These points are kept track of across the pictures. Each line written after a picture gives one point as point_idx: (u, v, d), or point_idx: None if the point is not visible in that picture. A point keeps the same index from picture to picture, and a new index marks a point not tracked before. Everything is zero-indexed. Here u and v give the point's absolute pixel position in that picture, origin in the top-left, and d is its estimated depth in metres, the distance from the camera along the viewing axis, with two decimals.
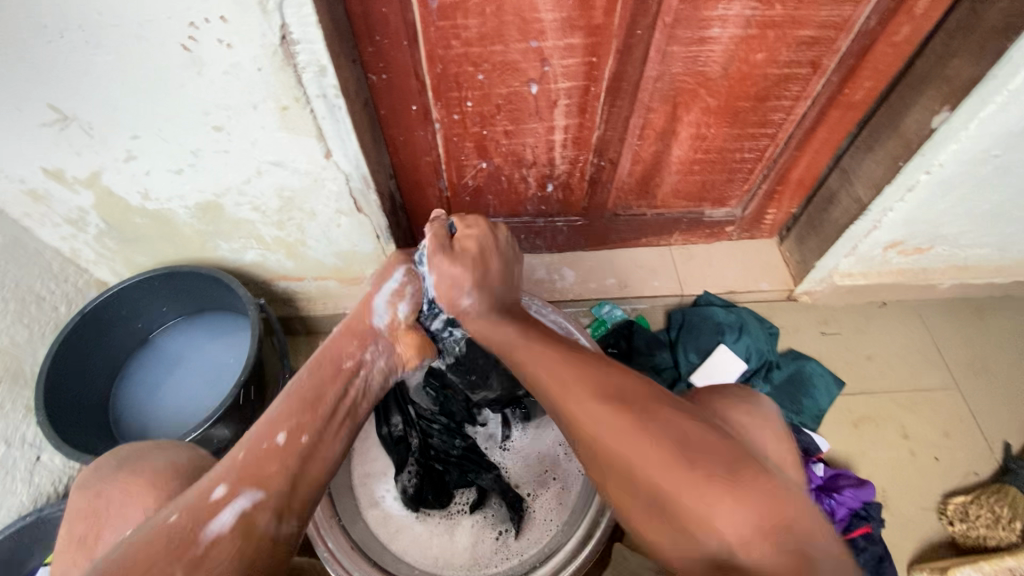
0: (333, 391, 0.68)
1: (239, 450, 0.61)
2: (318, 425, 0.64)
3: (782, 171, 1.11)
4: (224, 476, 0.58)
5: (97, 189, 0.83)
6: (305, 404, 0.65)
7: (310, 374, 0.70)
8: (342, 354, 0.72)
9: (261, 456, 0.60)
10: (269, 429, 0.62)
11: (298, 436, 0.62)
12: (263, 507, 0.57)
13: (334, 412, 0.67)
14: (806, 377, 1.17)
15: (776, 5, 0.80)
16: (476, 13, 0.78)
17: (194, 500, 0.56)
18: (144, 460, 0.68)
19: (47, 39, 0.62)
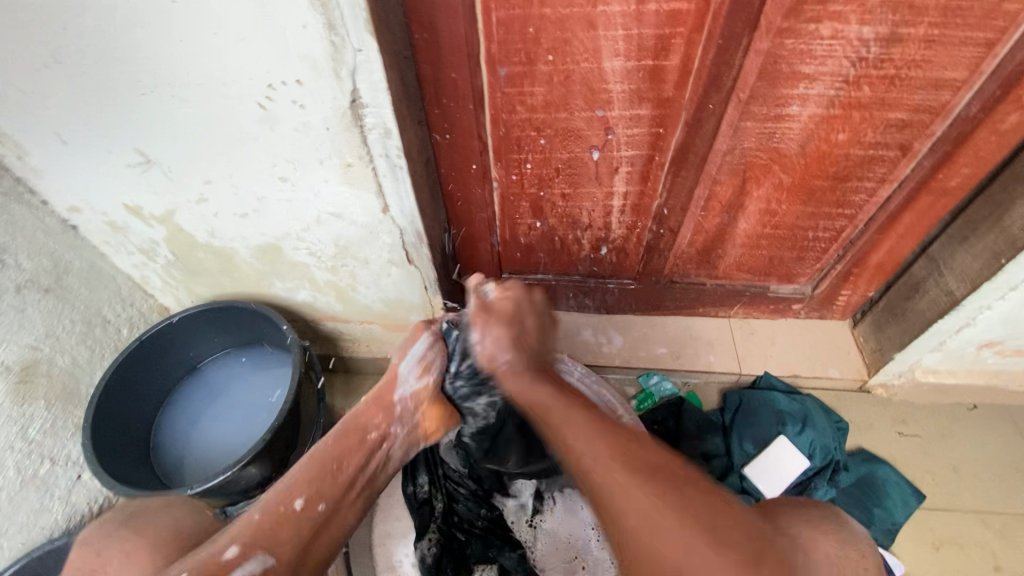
0: (360, 460, 0.71)
1: (254, 512, 0.62)
2: (335, 493, 0.67)
3: (861, 253, 1.03)
4: (239, 536, 0.60)
5: (170, 225, 0.87)
6: (324, 471, 0.67)
7: (334, 440, 0.70)
8: (368, 422, 0.73)
9: (274, 522, 0.62)
10: (283, 494, 0.64)
11: (316, 503, 0.65)
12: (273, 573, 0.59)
13: (353, 482, 0.69)
14: (878, 483, 1.05)
15: (864, 86, 0.75)
16: (544, 82, 0.78)
17: (205, 556, 0.57)
18: (150, 518, 0.66)
19: (141, 92, 0.66)
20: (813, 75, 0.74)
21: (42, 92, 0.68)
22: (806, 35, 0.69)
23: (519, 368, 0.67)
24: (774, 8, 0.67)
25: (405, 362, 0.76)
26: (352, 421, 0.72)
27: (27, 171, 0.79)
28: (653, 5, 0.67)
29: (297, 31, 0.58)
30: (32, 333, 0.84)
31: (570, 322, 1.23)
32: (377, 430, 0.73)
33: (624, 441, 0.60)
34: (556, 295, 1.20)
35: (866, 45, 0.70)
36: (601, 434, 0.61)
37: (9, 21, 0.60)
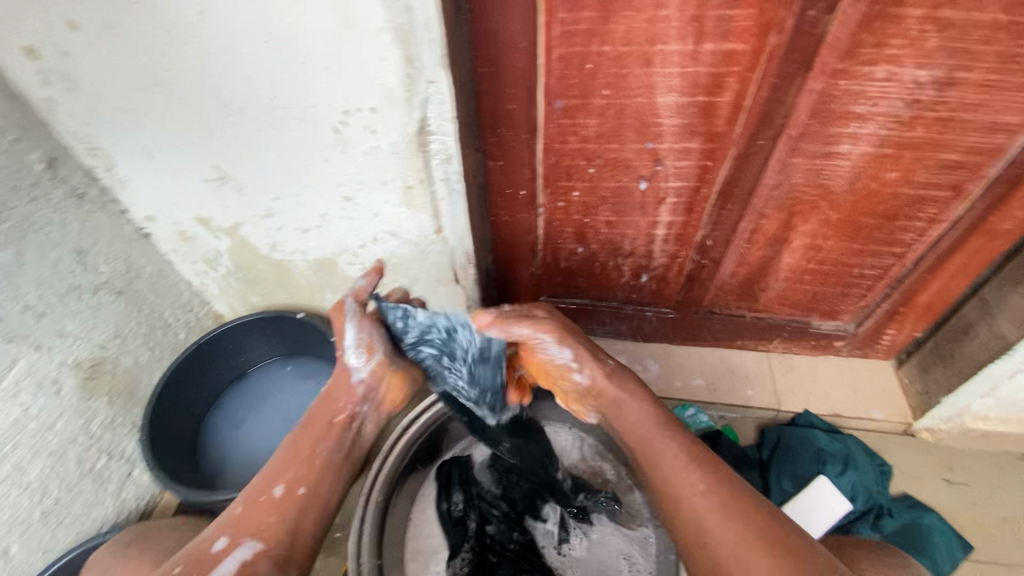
0: (330, 443, 0.71)
1: (239, 504, 0.66)
2: (314, 475, 0.68)
3: (908, 292, 1.02)
4: (225, 528, 0.64)
5: (235, 237, 0.93)
6: (300, 457, 0.69)
7: (306, 429, 0.72)
8: (333, 406, 0.74)
9: (257, 510, 0.65)
10: (265, 483, 0.67)
11: (295, 488, 0.67)
12: (261, 556, 0.62)
13: (329, 461, 0.70)
14: (923, 532, 1.00)
15: (917, 127, 0.76)
16: (598, 114, 0.81)
17: (197, 552, 0.63)
18: (149, 543, 0.78)
19: (227, 114, 0.72)
20: (866, 115, 0.75)
21: (138, 111, 0.74)
22: (860, 76, 0.71)
23: (620, 386, 0.73)
24: (829, 51, 0.69)
25: (346, 347, 0.74)
26: (318, 410, 0.74)
27: (113, 182, 0.86)
28: (710, 45, 0.70)
29: (377, 63, 0.63)
30: (102, 332, 0.89)
31: (605, 348, 1.24)
32: (342, 411, 0.74)
33: (706, 468, 0.62)
34: (593, 320, 1.21)
35: (920, 88, 0.71)
36: (704, 465, 0.63)
37: (120, 48, 0.66)
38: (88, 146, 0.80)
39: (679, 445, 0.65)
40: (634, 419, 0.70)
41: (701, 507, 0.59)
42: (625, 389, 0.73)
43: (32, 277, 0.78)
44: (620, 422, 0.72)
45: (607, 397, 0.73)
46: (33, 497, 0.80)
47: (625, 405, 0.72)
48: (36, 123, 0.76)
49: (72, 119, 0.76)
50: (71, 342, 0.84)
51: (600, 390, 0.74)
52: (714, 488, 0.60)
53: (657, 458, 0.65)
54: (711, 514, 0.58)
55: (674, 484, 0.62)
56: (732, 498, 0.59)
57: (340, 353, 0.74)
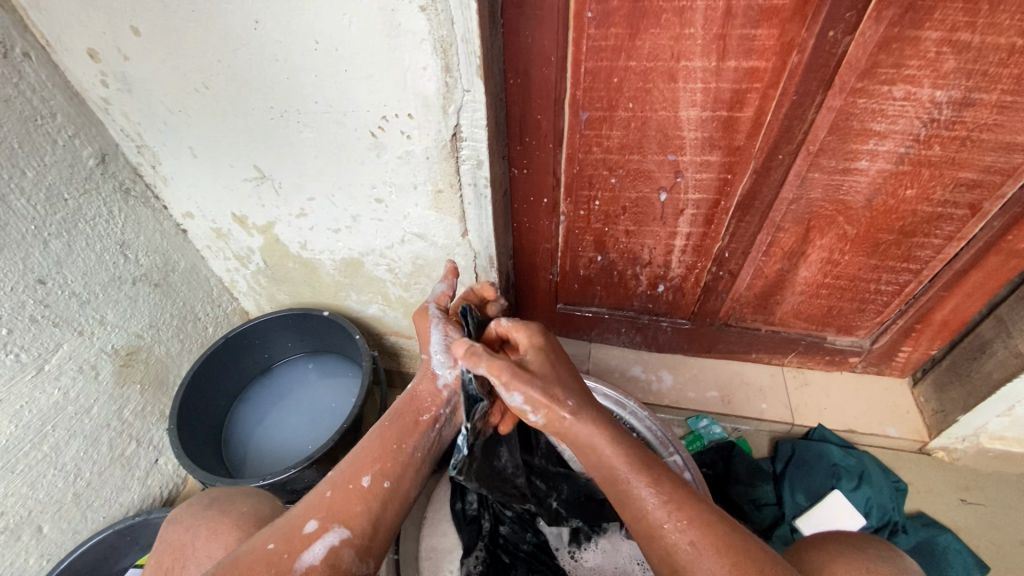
0: (416, 441, 0.73)
1: (326, 489, 0.66)
2: (397, 471, 0.69)
3: (924, 309, 1.02)
4: (314, 511, 0.63)
5: (268, 235, 0.96)
6: (385, 450, 0.70)
7: (393, 424, 0.74)
8: (421, 406, 0.77)
9: (345, 497, 0.65)
10: (353, 472, 0.67)
11: (380, 481, 0.68)
12: (347, 544, 0.61)
13: (409, 461, 0.72)
14: (938, 551, 1.00)
15: (934, 145, 0.78)
16: (621, 126, 0.84)
17: (287, 530, 0.62)
18: (230, 502, 0.71)
19: (271, 116, 0.76)
20: (884, 133, 0.78)
21: (187, 113, 0.79)
22: (879, 95, 0.74)
23: (585, 428, 0.68)
24: (849, 70, 0.71)
25: (434, 353, 0.79)
26: (403, 410, 0.76)
27: (157, 178, 0.91)
28: (733, 62, 0.73)
29: (417, 71, 0.67)
30: (139, 322, 0.93)
31: (620, 357, 1.25)
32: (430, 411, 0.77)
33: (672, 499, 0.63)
34: (608, 329, 1.23)
35: (938, 108, 0.74)
36: (677, 505, 0.63)
37: (177, 53, 0.71)
38: (137, 144, 0.85)
39: (651, 482, 0.65)
40: (604, 459, 0.68)
41: (677, 547, 0.60)
42: (592, 427, 0.69)
43: (79, 266, 0.82)
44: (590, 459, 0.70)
45: (573, 437, 0.69)
46: (67, 478, 0.83)
47: (595, 443, 0.69)
48: (91, 121, 0.81)
49: (125, 119, 0.82)
50: (109, 330, 0.88)
51: (563, 430, 0.70)
52: (687, 530, 0.61)
53: (630, 497, 0.65)
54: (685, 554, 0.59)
55: (648, 524, 0.63)
56: (707, 538, 0.60)
57: (428, 359, 0.79)
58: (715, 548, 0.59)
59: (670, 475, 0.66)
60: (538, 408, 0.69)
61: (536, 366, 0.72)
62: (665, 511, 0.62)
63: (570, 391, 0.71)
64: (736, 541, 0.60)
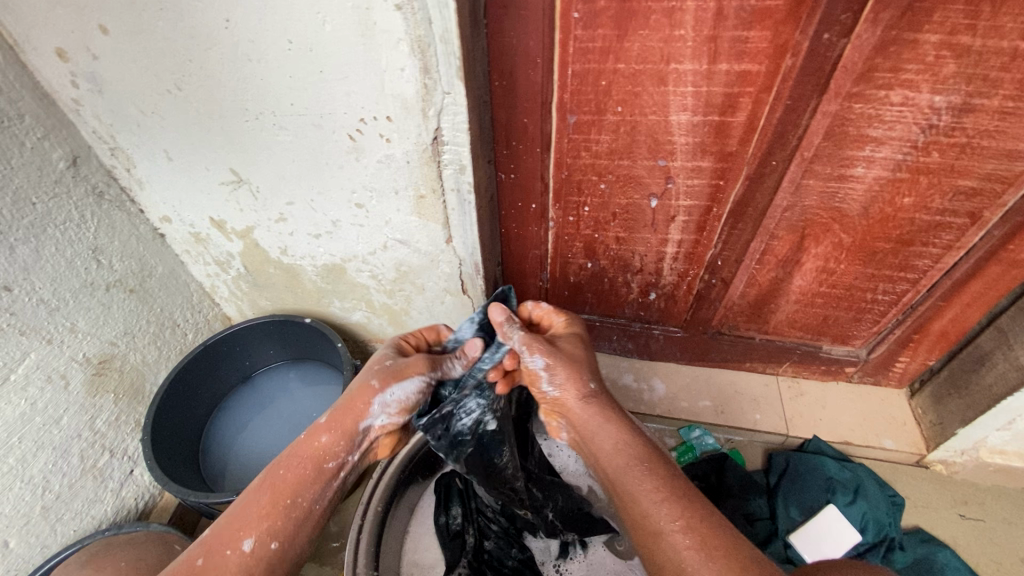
0: (314, 495, 0.65)
1: (200, 557, 0.59)
2: (289, 529, 0.62)
3: (922, 319, 1.00)
4: None
5: (247, 240, 0.94)
6: (271, 509, 0.62)
7: (291, 471, 0.65)
8: (326, 454, 0.67)
9: (222, 565, 0.58)
10: (234, 534, 0.60)
11: (267, 542, 0.60)
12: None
13: (307, 514, 0.64)
14: (937, 568, 0.97)
15: (933, 152, 0.75)
16: (610, 130, 0.81)
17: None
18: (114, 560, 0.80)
19: (247, 118, 0.73)
20: (881, 139, 0.75)
21: (160, 114, 0.76)
22: (876, 100, 0.71)
23: (593, 412, 0.70)
24: (844, 74, 0.68)
25: (388, 394, 0.72)
26: (310, 453, 0.67)
27: (132, 181, 0.88)
28: (725, 66, 0.70)
29: (394, 73, 0.64)
30: (113, 330, 0.90)
31: (611, 365, 1.23)
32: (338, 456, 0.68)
33: (682, 501, 0.59)
34: (600, 336, 1.20)
35: (937, 114, 0.71)
36: (686, 503, 0.59)
37: (146, 51, 0.68)
38: (110, 146, 0.82)
39: (656, 479, 0.61)
40: (608, 453, 0.66)
41: (682, 548, 0.55)
42: (602, 417, 0.69)
43: (48, 272, 0.79)
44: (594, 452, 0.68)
45: (581, 421, 0.70)
46: (35, 491, 0.80)
47: (601, 435, 0.68)
48: (62, 122, 0.78)
49: (98, 120, 0.79)
50: (81, 338, 0.85)
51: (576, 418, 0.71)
52: (694, 529, 0.56)
53: (635, 492, 0.61)
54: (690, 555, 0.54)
55: (650, 522, 0.58)
56: (714, 540, 0.55)
57: (378, 394, 0.71)
58: (723, 549, 0.54)
59: (681, 479, 0.62)
60: (556, 377, 0.71)
61: (568, 346, 0.75)
62: (671, 509, 0.58)
63: (589, 372, 0.73)
64: (745, 547, 0.55)
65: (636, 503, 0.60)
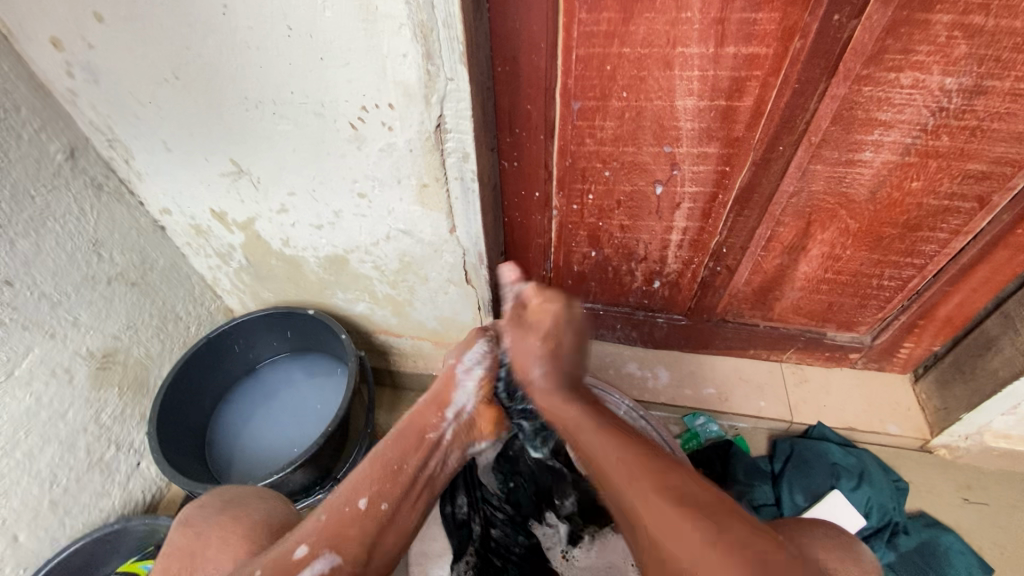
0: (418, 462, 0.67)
1: (322, 512, 0.61)
2: (396, 493, 0.64)
3: (928, 305, 0.99)
4: (308, 535, 0.59)
5: (248, 232, 0.93)
6: (386, 473, 0.65)
7: (393, 442, 0.68)
8: (424, 424, 0.70)
9: (341, 519, 0.60)
10: (351, 491, 0.63)
11: (378, 503, 0.63)
12: (339, 572, 0.57)
13: (413, 481, 0.66)
14: (940, 551, 0.97)
15: (942, 136, 0.74)
16: (615, 116, 0.80)
17: (275, 556, 0.57)
18: (243, 507, 0.66)
19: (246, 108, 0.72)
20: (890, 123, 0.74)
21: (158, 105, 0.75)
22: (885, 83, 0.70)
23: (532, 353, 0.72)
24: (854, 57, 0.67)
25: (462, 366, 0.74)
26: (409, 423, 0.70)
27: (131, 173, 0.87)
28: (732, 49, 0.69)
29: (397, 59, 0.63)
30: (116, 323, 0.89)
31: (615, 353, 1.22)
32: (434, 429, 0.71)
33: (630, 449, 0.58)
34: (604, 325, 1.20)
35: (947, 96, 0.70)
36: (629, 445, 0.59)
37: (144, 40, 0.66)
38: (108, 137, 0.81)
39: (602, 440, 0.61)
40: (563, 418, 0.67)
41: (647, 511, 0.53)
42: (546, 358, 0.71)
43: (49, 266, 0.78)
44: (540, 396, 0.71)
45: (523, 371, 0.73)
46: (43, 486, 0.80)
47: (541, 387, 0.71)
48: (58, 114, 0.77)
49: (94, 111, 0.77)
50: (84, 332, 0.84)
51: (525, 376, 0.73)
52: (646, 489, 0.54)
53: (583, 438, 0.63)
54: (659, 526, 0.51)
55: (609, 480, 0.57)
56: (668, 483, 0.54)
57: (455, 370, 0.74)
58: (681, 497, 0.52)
59: (617, 437, 0.61)
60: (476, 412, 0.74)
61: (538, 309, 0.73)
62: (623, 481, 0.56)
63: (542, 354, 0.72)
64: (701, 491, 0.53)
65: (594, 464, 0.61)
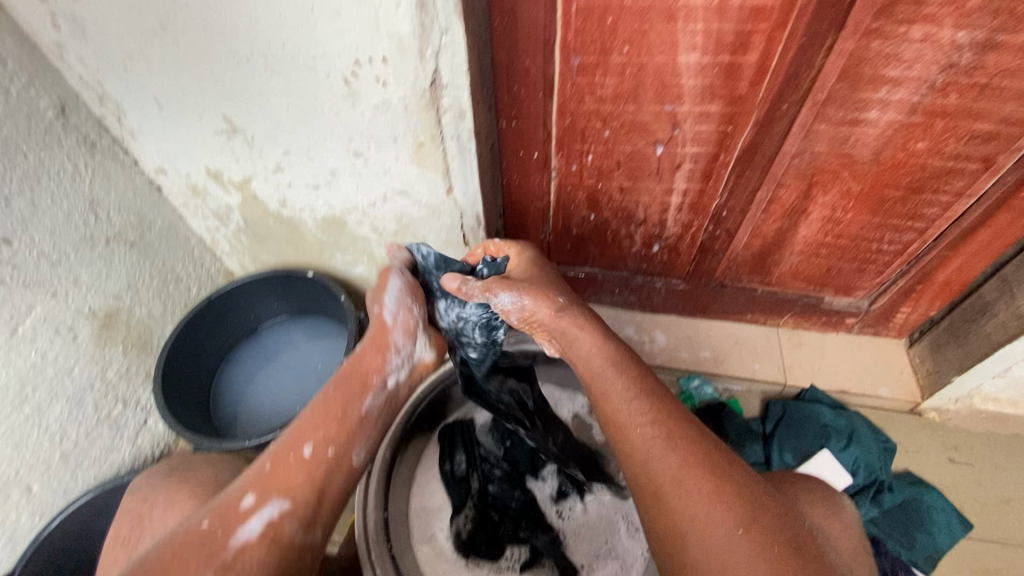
0: (363, 406, 0.69)
1: (266, 460, 0.62)
2: (344, 439, 0.65)
3: (927, 269, 0.99)
4: (252, 484, 0.59)
5: (245, 192, 0.92)
6: (330, 417, 0.65)
7: (338, 389, 0.68)
8: (368, 370, 0.70)
9: (284, 469, 0.60)
10: (295, 439, 0.63)
11: (324, 449, 0.63)
12: (291, 515, 0.58)
13: (358, 423, 0.67)
14: (923, 508, 1.01)
15: (951, 94, 0.73)
16: (616, 73, 0.77)
17: (221, 507, 0.57)
18: (190, 470, 0.73)
19: (236, 62, 0.71)
20: (897, 80, 0.72)
21: (147, 58, 0.73)
22: (895, 37, 0.68)
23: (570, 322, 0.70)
24: (864, 8, 0.65)
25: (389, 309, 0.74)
26: (350, 368, 0.70)
27: (123, 131, 0.86)
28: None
29: (389, 10, 0.61)
30: (116, 283, 0.90)
31: (612, 317, 1.23)
32: (378, 372, 0.71)
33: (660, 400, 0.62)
34: (602, 290, 1.20)
35: (958, 52, 0.68)
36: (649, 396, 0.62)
37: None
38: (98, 93, 0.79)
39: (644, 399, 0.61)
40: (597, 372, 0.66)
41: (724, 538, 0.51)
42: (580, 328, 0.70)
43: (46, 225, 0.78)
44: (577, 359, 0.69)
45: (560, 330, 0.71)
46: (53, 439, 0.83)
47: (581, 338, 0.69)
48: (47, 69, 0.76)
49: (83, 66, 0.76)
50: (85, 291, 0.85)
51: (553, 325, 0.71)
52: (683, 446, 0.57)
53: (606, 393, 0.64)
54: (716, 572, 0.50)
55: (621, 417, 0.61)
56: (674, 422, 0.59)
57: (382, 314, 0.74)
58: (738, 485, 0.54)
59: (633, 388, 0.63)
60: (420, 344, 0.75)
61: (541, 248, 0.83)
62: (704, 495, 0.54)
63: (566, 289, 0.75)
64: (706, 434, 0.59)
65: (643, 478, 0.57)
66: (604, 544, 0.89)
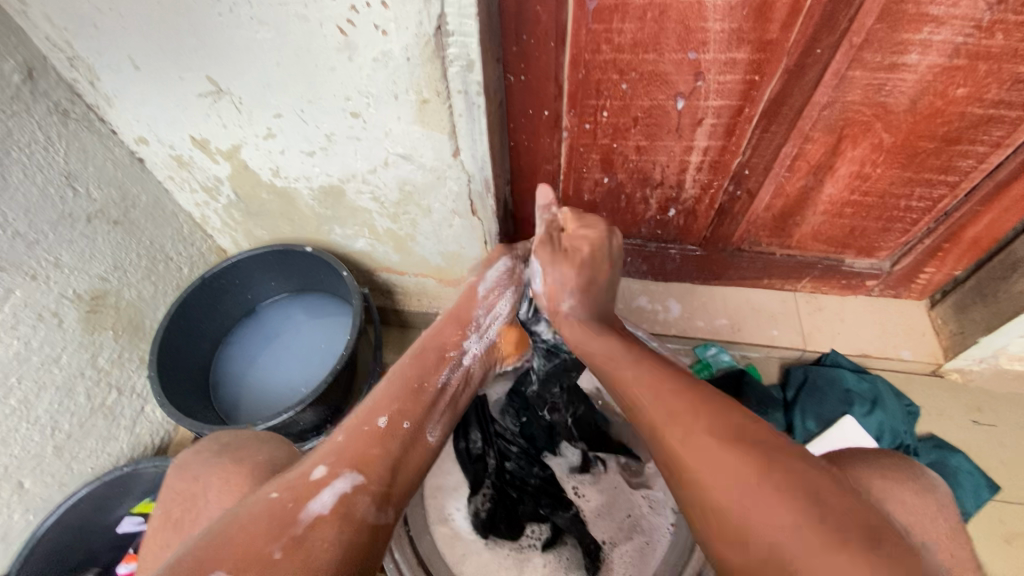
0: (441, 378, 0.69)
1: (341, 433, 0.60)
2: (418, 412, 0.63)
3: (956, 227, 0.95)
4: (327, 458, 0.56)
5: (234, 162, 0.86)
6: (406, 391, 0.65)
7: (403, 371, 0.67)
8: None
9: (361, 443, 0.58)
10: (371, 412, 0.61)
11: (399, 422, 0.61)
12: (364, 491, 0.54)
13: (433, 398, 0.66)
14: (949, 471, 0.99)
15: (999, 32, 0.67)
16: (635, 17, 0.71)
17: (292, 479, 0.54)
18: (243, 448, 0.64)
19: (218, 12, 0.63)
20: (942, 18, 0.66)
21: (119, 12, 0.65)
22: None
23: None
24: None
25: None
26: None
27: (98, 98, 0.78)
28: None
29: None
30: (101, 265, 0.84)
31: (624, 287, 1.18)
32: None
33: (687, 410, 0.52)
34: None
35: None
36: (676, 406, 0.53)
37: None
38: (67, 55, 0.72)
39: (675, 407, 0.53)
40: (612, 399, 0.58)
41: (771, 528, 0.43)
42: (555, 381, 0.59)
43: (20, 202, 0.72)
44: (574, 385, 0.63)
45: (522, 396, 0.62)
46: (44, 432, 0.78)
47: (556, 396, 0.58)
48: (9, 27, 0.68)
49: (48, 24, 0.68)
50: (68, 274, 0.79)
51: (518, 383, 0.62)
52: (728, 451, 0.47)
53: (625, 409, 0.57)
54: (754, 493, 0.44)
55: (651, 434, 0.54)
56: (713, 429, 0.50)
57: None
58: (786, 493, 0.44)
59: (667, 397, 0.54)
60: None
61: None
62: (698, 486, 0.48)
63: None
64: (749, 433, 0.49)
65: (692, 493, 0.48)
66: (627, 517, 0.85)
